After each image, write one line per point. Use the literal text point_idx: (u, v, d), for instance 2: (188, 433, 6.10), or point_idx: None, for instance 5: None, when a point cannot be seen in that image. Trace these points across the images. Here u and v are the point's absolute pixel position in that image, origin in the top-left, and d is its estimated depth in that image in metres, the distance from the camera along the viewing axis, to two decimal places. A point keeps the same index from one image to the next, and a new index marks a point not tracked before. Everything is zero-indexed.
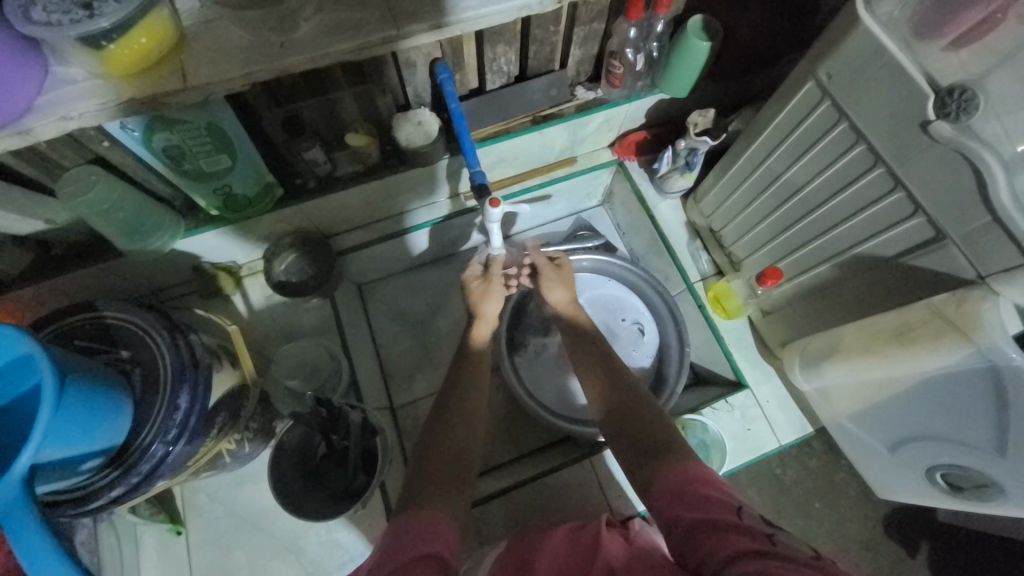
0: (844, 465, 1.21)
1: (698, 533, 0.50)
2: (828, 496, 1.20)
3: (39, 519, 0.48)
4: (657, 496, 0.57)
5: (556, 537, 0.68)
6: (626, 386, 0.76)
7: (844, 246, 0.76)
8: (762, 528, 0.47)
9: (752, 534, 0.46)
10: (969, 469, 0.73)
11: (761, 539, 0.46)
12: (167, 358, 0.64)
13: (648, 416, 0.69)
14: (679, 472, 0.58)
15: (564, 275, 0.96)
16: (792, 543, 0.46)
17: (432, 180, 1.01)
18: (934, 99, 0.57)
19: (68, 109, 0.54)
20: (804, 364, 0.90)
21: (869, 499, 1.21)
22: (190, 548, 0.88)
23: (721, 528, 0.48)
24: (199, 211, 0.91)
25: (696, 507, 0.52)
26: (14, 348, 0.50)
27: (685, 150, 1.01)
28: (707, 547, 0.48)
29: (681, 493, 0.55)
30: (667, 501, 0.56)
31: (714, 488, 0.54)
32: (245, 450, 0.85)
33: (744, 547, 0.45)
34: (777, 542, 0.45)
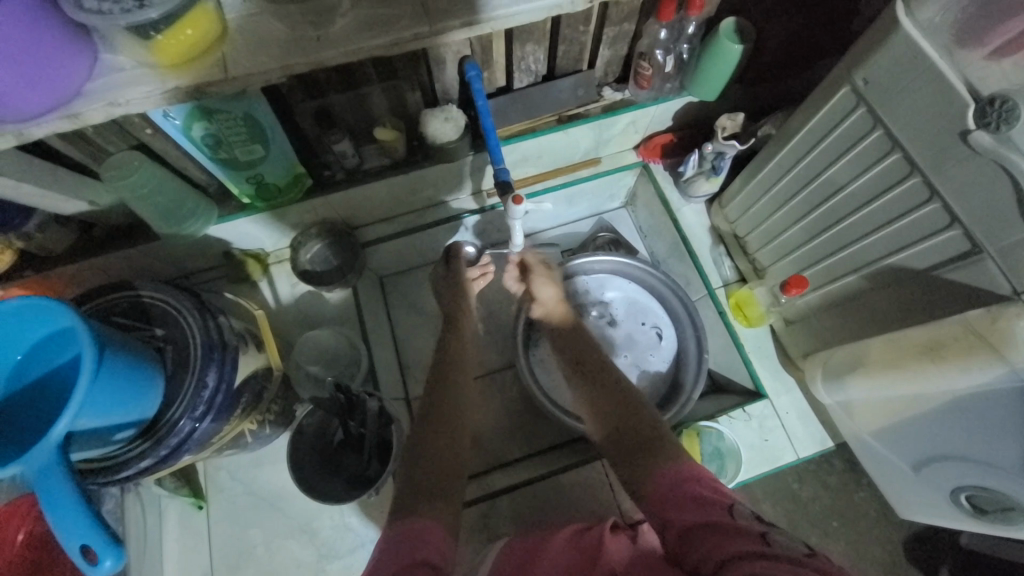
0: (865, 484, 1.17)
1: (692, 535, 0.50)
2: (846, 514, 1.17)
3: (74, 482, 0.51)
4: (653, 495, 0.58)
5: (562, 537, 0.68)
6: (618, 391, 0.77)
7: (874, 256, 0.74)
8: (755, 527, 0.47)
9: (747, 535, 0.46)
10: (997, 492, 0.70)
11: (757, 540, 0.45)
12: (198, 338, 0.67)
13: (642, 419, 0.71)
14: (673, 472, 0.59)
15: (551, 276, 0.96)
16: (788, 542, 0.46)
17: (456, 176, 1.02)
18: (975, 107, 0.55)
19: (116, 96, 0.57)
20: (826, 376, 0.88)
21: (891, 521, 1.17)
22: (210, 522, 0.91)
23: (716, 530, 0.48)
24: (232, 198, 0.94)
25: (691, 510, 0.52)
26: (59, 321, 0.53)
27: (712, 154, 1.00)
28: (704, 550, 0.48)
29: (675, 495, 0.55)
30: (660, 501, 0.56)
31: (707, 488, 0.54)
32: (265, 432, 0.88)
33: (739, 550, 0.45)
34: (772, 542, 0.45)
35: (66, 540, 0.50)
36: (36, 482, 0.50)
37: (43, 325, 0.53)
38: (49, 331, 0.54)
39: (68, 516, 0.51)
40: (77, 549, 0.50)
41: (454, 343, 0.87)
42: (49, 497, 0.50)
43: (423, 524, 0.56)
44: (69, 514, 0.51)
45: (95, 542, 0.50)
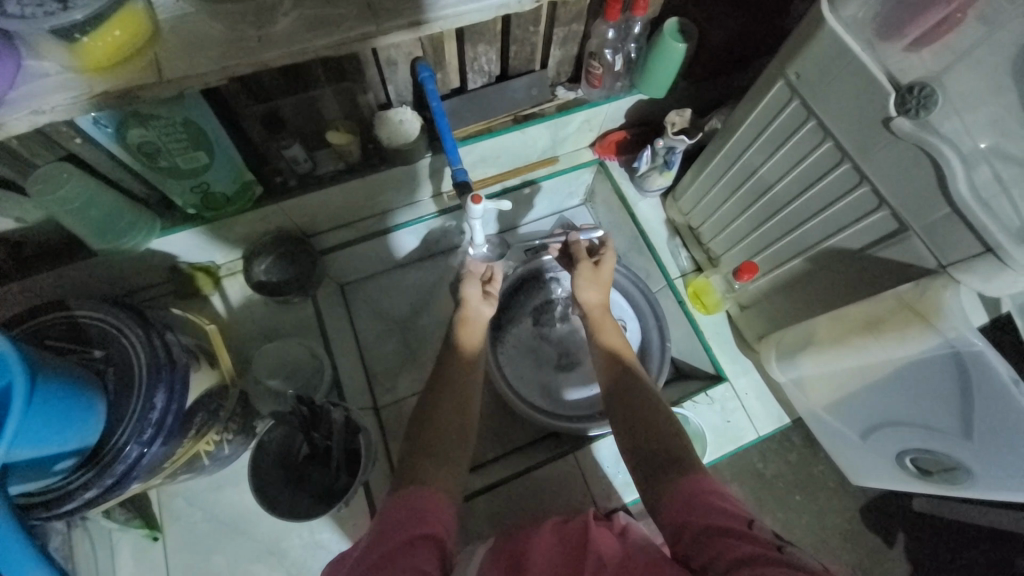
0: (823, 458, 1.24)
1: (705, 538, 0.52)
2: (808, 487, 1.23)
3: (13, 519, 0.47)
4: (666, 503, 0.58)
5: (547, 529, 0.68)
6: (636, 381, 0.76)
7: (814, 240, 0.79)
8: (772, 539, 0.49)
9: (762, 543, 0.49)
10: (937, 453, 0.76)
11: (770, 548, 0.48)
12: (144, 357, 0.63)
13: (666, 424, 0.69)
14: (690, 483, 0.58)
15: (601, 277, 0.89)
16: (802, 555, 0.47)
17: (414, 179, 1.01)
18: (896, 96, 0.60)
19: (40, 102, 0.53)
20: (779, 356, 0.92)
21: (848, 491, 1.24)
22: (167, 553, 0.85)
23: (731, 535, 0.50)
24: (176, 209, 0.89)
25: (705, 513, 0.54)
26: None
27: (663, 150, 1.03)
28: (714, 551, 0.50)
29: (691, 503, 0.56)
30: (676, 509, 0.57)
31: (724, 499, 0.56)
32: (224, 452, 0.84)
33: (750, 554, 0.47)
34: (786, 551, 0.47)
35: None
36: None
37: None
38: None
39: (6, 558, 0.46)
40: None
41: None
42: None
43: (428, 491, 0.58)
44: (9, 554, 0.46)
45: None
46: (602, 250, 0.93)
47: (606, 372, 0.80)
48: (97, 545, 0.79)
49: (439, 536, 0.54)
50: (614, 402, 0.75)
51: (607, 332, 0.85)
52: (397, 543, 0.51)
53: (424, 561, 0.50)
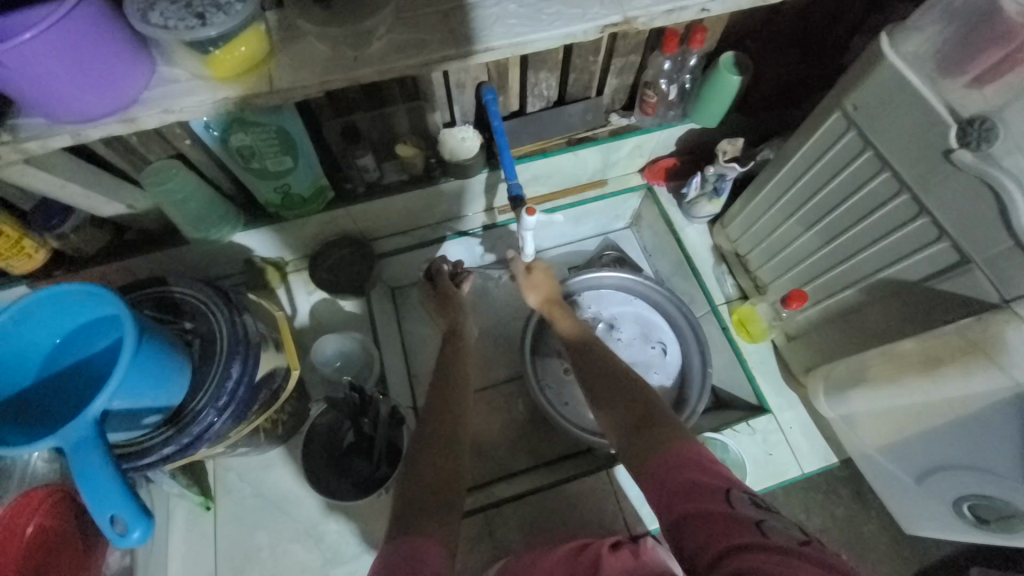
0: (872, 514, 1.16)
1: (689, 524, 0.48)
2: (855, 543, 1.15)
3: (109, 457, 0.53)
4: (652, 470, 0.56)
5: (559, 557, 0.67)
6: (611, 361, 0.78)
7: (869, 270, 0.78)
8: (753, 515, 0.46)
9: (744, 524, 0.45)
10: (998, 501, 0.71)
11: (754, 531, 0.44)
12: (227, 329, 0.71)
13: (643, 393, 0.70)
14: (673, 450, 0.56)
15: (538, 282, 0.96)
16: (783, 529, 0.45)
17: (468, 193, 1.08)
18: (956, 129, 0.60)
19: (171, 103, 0.62)
20: (829, 389, 0.90)
21: (900, 554, 1.16)
22: (217, 524, 0.90)
23: (712, 517, 0.47)
24: (259, 207, 0.99)
25: (685, 494, 0.51)
26: (106, 307, 0.57)
27: (714, 176, 1.05)
28: (698, 540, 0.46)
29: (671, 471, 0.54)
30: (661, 477, 0.55)
31: (704, 468, 0.53)
32: (277, 432, 0.88)
33: (735, 543, 0.44)
34: (768, 532, 0.44)
35: (96, 510, 0.52)
36: (70, 458, 0.52)
37: (94, 310, 0.58)
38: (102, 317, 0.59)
39: (96, 493, 0.52)
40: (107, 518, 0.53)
41: (444, 363, 0.85)
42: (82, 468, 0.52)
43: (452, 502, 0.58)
44: (101, 487, 0.52)
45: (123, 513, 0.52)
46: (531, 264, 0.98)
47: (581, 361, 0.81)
48: (158, 506, 0.85)
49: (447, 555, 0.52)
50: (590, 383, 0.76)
51: (561, 316, 0.93)
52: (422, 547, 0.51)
53: None
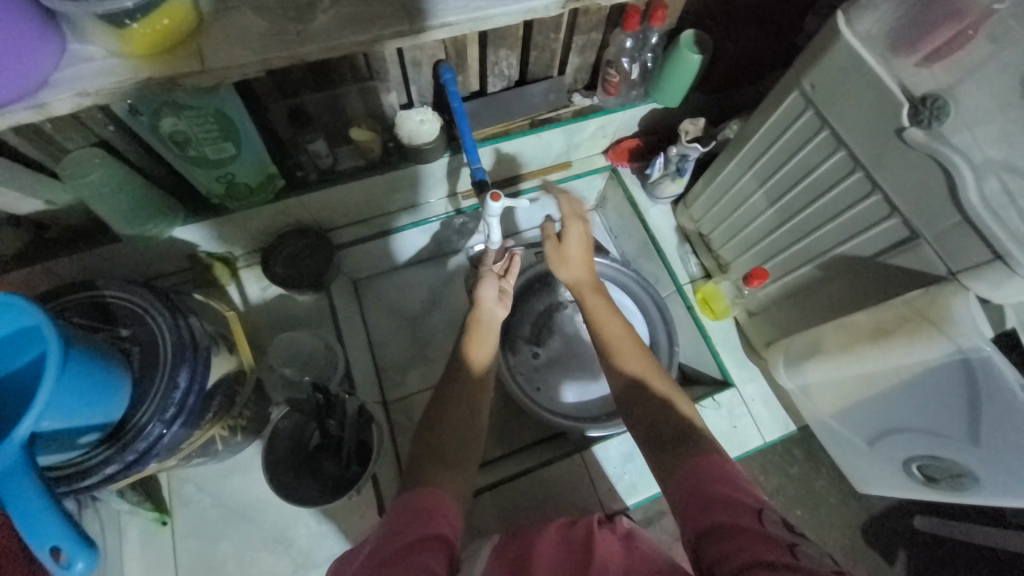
0: (824, 474, 1.24)
1: (716, 534, 0.50)
2: (809, 503, 1.23)
3: (41, 482, 0.47)
4: (679, 482, 0.57)
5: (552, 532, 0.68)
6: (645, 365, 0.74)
7: (825, 247, 0.80)
8: (784, 537, 0.47)
9: (774, 544, 0.46)
10: (945, 460, 0.76)
11: (783, 550, 0.45)
12: (170, 335, 0.65)
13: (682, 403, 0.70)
14: (704, 463, 0.57)
15: (568, 254, 0.87)
16: (813, 553, 0.46)
17: (430, 178, 1.04)
18: (908, 107, 0.62)
19: (86, 84, 0.55)
20: (787, 361, 0.94)
21: (850, 509, 1.25)
22: (176, 538, 0.85)
23: (741, 532, 0.48)
24: (200, 198, 0.91)
25: (716, 507, 0.52)
26: (22, 320, 0.51)
27: (677, 157, 1.05)
28: (724, 550, 0.48)
29: (702, 486, 0.55)
30: (688, 491, 0.56)
31: (735, 487, 0.54)
32: (237, 439, 0.83)
33: (762, 559, 0.45)
34: (798, 553, 0.45)
35: (32, 541, 0.47)
36: None
37: (8, 323, 0.51)
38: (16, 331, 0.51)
39: (32, 522, 0.47)
40: (47, 550, 0.47)
41: None
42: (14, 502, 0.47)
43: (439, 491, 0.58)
44: (35, 516, 0.47)
45: (63, 542, 0.47)
46: (563, 228, 0.87)
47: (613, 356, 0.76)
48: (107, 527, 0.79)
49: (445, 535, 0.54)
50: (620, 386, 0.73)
51: (597, 304, 0.83)
52: (409, 540, 0.52)
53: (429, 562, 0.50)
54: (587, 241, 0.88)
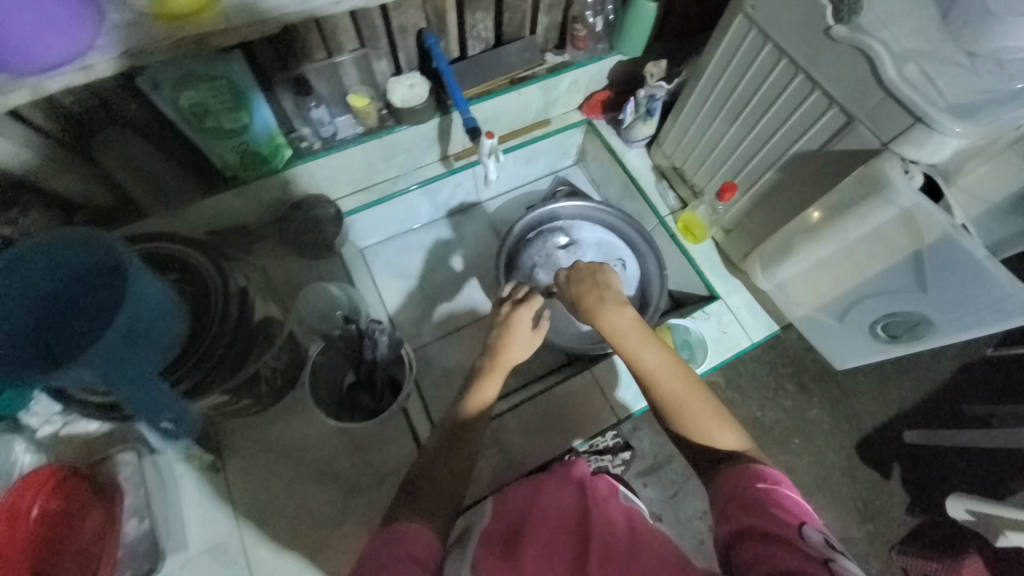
0: (817, 401, 1.44)
1: (748, 537, 0.56)
2: (804, 429, 1.43)
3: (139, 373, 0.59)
4: (722, 495, 0.64)
5: (551, 487, 0.71)
6: (693, 399, 0.71)
7: (782, 149, 0.91)
8: (821, 554, 0.52)
9: (811, 559, 0.51)
10: (904, 314, 0.88)
11: (819, 565, 0.50)
12: (215, 274, 0.74)
13: (727, 433, 0.70)
14: (748, 478, 0.63)
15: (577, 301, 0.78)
16: (848, 569, 0.50)
17: (426, 138, 1.13)
18: (832, 9, 0.74)
19: (127, 45, 0.63)
20: (762, 265, 1.04)
21: (843, 431, 1.44)
22: (229, 482, 0.90)
23: (776, 543, 0.54)
24: (213, 173, 0.97)
25: (754, 515, 0.58)
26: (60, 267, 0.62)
27: (645, 99, 1.16)
28: (754, 553, 0.54)
29: (746, 502, 0.60)
30: (730, 500, 0.62)
31: (779, 505, 0.58)
32: (276, 382, 0.90)
33: (793, 565, 0.50)
34: (835, 570, 0.49)
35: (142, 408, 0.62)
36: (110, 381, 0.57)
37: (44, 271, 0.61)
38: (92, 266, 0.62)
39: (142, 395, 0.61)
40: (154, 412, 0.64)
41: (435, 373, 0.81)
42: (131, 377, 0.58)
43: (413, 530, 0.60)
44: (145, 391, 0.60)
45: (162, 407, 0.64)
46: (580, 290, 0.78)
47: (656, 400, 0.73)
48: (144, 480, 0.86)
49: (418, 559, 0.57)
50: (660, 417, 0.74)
51: (629, 345, 0.74)
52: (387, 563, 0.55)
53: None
54: (589, 279, 0.79)
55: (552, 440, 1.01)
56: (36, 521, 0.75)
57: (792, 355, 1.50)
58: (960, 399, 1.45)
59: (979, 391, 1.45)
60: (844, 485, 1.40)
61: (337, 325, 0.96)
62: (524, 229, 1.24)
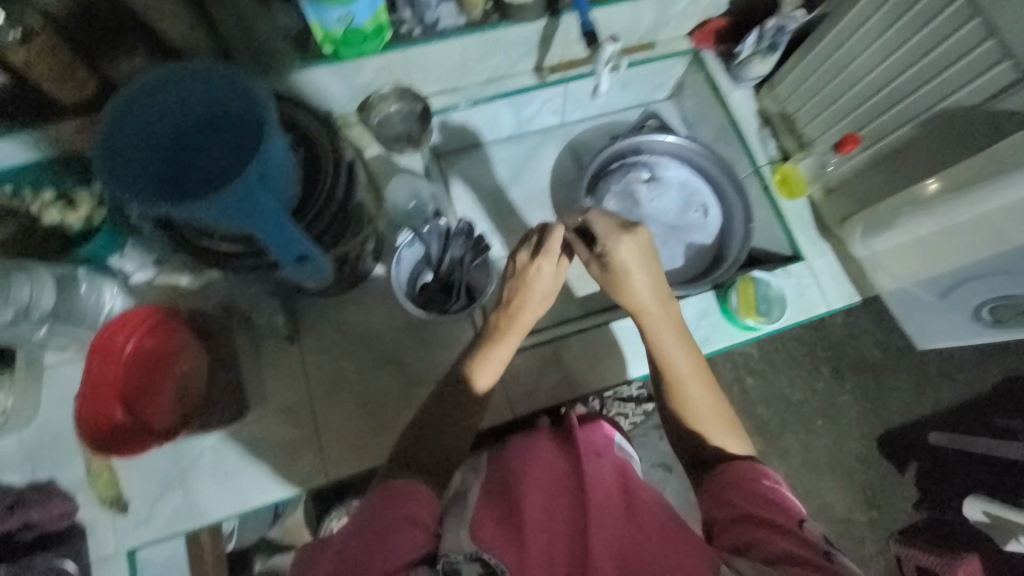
0: (846, 390, 1.50)
1: (745, 521, 0.65)
2: (830, 413, 1.49)
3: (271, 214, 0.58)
4: (717, 481, 0.71)
5: (548, 440, 0.75)
6: (702, 402, 0.77)
7: (930, 103, 0.87)
8: (819, 545, 0.60)
9: (811, 548, 0.60)
10: (1018, 298, 0.89)
11: (819, 554, 0.59)
12: (325, 140, 0.72)
13: (733, 439, 0.77)
14: (749, 471, 0.71)
15: (622, 278, 0.79)
16: (842, 561, 0.59)
17: (528, 43, 1.06)
18: None
19: None
20: (863, 231, 1.01)
21: (868, 421, 1.50)
22: (302, 354, 0.94)
23: (775, 530, 0.62)
24: (310, 44, 0.93)
25: (754, 501, 0.66)
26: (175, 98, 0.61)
27: (773, 31, 1.05)
28: (753, 536, 0.62)
29: (747, 490, 0.68)
30: (727, 485, 0.70)
31: (779, 498, 0.67)
32: (360, 265, 0.92)
33: (791, 552, 0.59)
34: (832, 560, 0.58)
35: (286, 252, 0.64)
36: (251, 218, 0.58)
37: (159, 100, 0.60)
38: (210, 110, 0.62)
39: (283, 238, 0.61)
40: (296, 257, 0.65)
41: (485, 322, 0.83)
42: (263, 218, 0.58)
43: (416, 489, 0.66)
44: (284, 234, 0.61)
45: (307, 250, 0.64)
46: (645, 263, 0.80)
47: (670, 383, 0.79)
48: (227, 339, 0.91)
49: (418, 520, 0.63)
50: (665, 400, 0.80)
51: (659, 335, 0.79)
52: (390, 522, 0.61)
53: (406, 539, 0.60)
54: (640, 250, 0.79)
55: (607, 369, 1.01)
56: (138, 351, 0.86)
57: (832, 341, 1.52)
58: (988, 411, 1.49)
59: (1014, 405, 1.49)
60: (857, 471, 1.48)
61: (424, 222, 0.97)
62: (611, 156, 1.18)
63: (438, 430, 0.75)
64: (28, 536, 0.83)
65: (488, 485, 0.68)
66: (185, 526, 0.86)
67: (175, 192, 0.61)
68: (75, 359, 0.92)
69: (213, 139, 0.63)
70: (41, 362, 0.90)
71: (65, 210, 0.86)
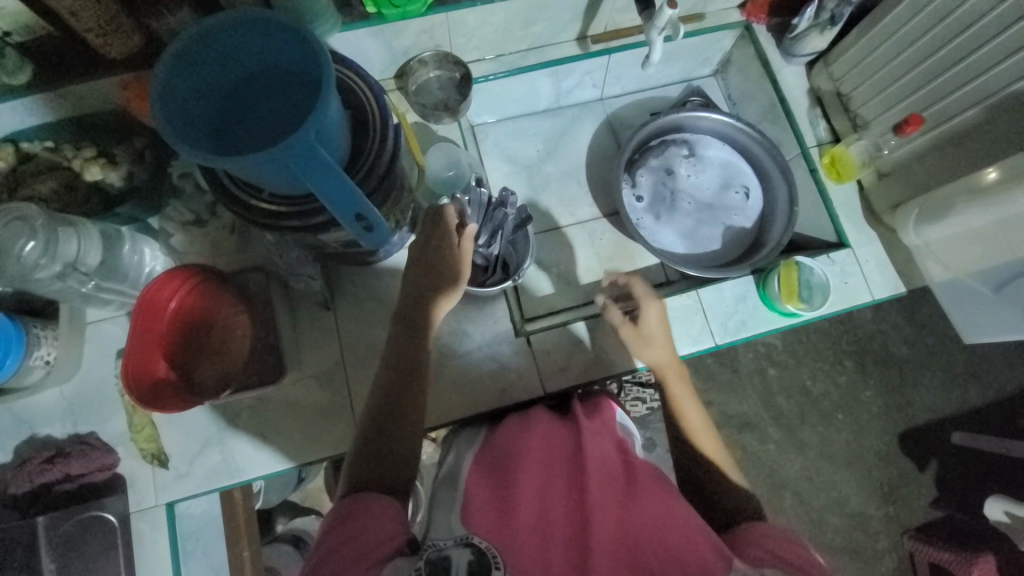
0: (871, 385, 1.46)
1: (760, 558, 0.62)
2: (852, 407, 1.47)
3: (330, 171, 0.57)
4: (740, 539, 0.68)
5: (544, 427, 0.78)
6: (710, 448, 0.81)
7: (1001, 84, 0.82)
8: None
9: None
10: None
11: None
12: (374, 102, 0.70)
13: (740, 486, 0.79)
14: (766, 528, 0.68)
15: (649, 336, 0.87)
16: None
17: (573, 11, 1.02)
18: None
19: None
20: (918, 218, 0.97)
21: (891, 417, 1.47)
22: (338, 321, 0.95)
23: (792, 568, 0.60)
24: (353, 5, 0.91)
25: (774, 545, 0.64)
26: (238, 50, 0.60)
27: (834, 1, 1.00)
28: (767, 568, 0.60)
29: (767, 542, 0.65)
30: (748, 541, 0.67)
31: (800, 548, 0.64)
32: (401, 234, 0.91)
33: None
34: None
35: (342, 213, 0.62)
36: (309, 174, 0.57)
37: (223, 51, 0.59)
38: (267, 67, 0.62)
39: (339, 199, 0.60)
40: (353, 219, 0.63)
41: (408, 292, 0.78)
42: (321, 175, 0.57)
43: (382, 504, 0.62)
44: (340, 194, 0.59)
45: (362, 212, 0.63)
46: (638, 303, 0.89)
47: (678, 426, 0.83)
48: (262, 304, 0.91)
49: (388, 525, 0.60)
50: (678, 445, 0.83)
51: (680, 395, 0.85)
52: (364, 521, 0.60)
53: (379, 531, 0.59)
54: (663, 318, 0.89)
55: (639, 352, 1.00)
56: (182, 308, 0.86)
57: (860, 334, 1.49)
58: (1020, 414, 1.45)
59: None
60: (876, 467, 1.45)
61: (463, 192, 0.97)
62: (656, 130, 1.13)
63: (406, 414, 0.71)
64: (71, 485, 0.85)
65: (482, 476, 0.71)
66: (223, 482, 0.88)
67: (230, 143, 0.60)
68: (116, 316, 0.93)
69: (269, 93, 0.62)
70: (84, 317, 0.91)
71: (105, 167, 0.86)
